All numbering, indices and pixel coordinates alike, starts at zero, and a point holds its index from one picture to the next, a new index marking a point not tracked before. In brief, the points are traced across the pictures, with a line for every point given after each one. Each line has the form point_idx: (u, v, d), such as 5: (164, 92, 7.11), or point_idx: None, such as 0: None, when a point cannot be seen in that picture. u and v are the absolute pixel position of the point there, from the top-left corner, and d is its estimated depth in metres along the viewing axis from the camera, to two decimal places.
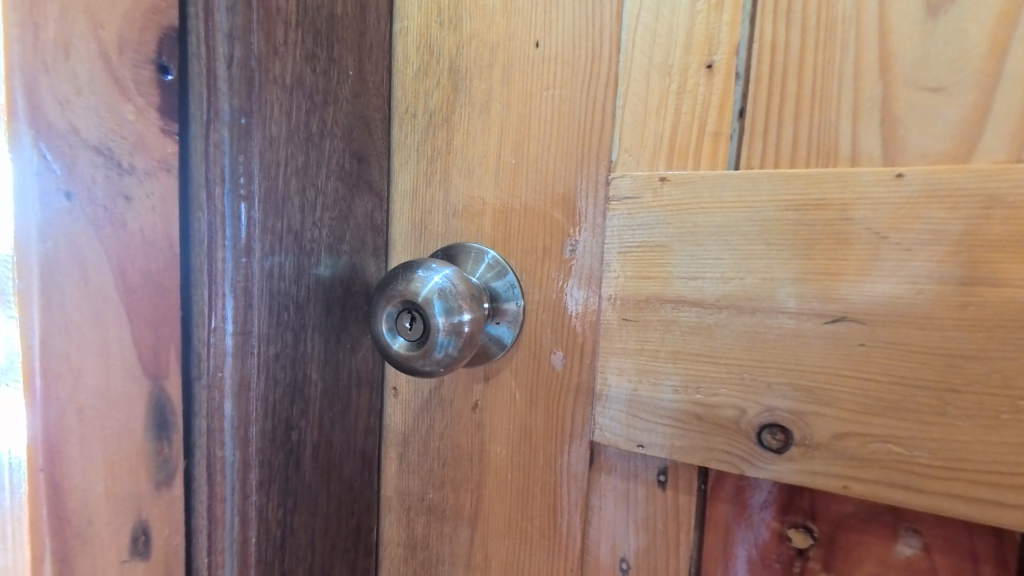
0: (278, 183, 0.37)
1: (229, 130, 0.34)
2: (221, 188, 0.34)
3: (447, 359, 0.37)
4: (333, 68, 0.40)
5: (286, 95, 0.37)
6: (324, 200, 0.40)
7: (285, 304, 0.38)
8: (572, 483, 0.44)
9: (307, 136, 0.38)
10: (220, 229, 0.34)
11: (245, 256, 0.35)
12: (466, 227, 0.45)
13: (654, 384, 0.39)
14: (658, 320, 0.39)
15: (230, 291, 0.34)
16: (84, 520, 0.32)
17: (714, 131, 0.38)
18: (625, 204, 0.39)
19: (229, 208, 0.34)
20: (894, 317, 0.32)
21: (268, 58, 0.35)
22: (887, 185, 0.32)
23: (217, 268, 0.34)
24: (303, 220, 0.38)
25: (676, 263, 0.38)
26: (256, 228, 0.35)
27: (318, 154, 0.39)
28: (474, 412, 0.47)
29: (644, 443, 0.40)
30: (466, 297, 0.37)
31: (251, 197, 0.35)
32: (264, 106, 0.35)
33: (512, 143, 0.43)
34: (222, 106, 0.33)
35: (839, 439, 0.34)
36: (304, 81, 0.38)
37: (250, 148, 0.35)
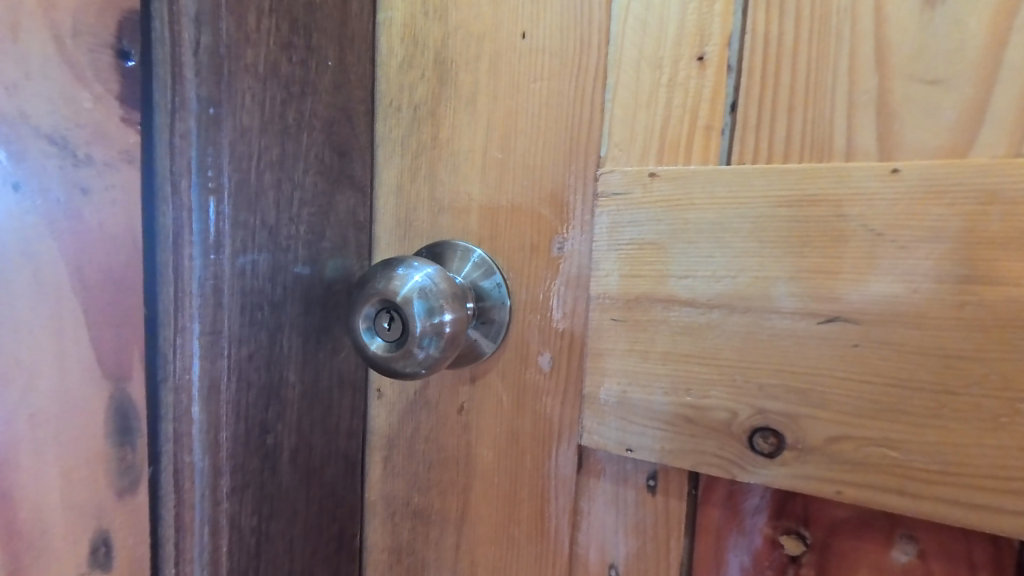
0: (250, 177, 0.35)
1: (197, 120, 0.32)
2: (189, 181, 0.32)
3: (429, 358, 0.36)
4: (311, 58, 0.38)
5: (260, 85, 0.35)
6: (302, 195, 0.39)
7: (259, 303, 0.36)
8: (561, 487, 0.43)
9: (283, 128, 0.37)
10: (187, 224, 0.33)
11: (214, 252, 0.33)
12: (452, 224, 0.44)
13: (644, 387, 0.38)
14: (649, 320, 0.38)
15: (199, 290, 0.33)
16: (37, 529, 0.31)
17: (705, 125, 0.37)
18: (613, 200, 0.38)
19: (196, 202, 0.33)
20: (890, 317, 0.31)
21: (239, 45, 0.34)
22: (883, 180, 0.31)
23: (184, 265, 0.33)
24: (278, 216, 0.37)
25: (668, 262, 0.37)
26: (226, 223, 0.34)
27: (296, 146, 0.38)
28: (460, 414, 0.45)
29: (633, 446, 0.39)
30: (448, 295, 0.36)
31: (221, 191, 0.33)
32: (235, 95, 0.34)
33: (499, 137, 0.42)
34: (189, 95, 0.32)
35: (833, 443, 0.33)
36: (279, 70, 0.36)
37: (219, 138, 0.33)
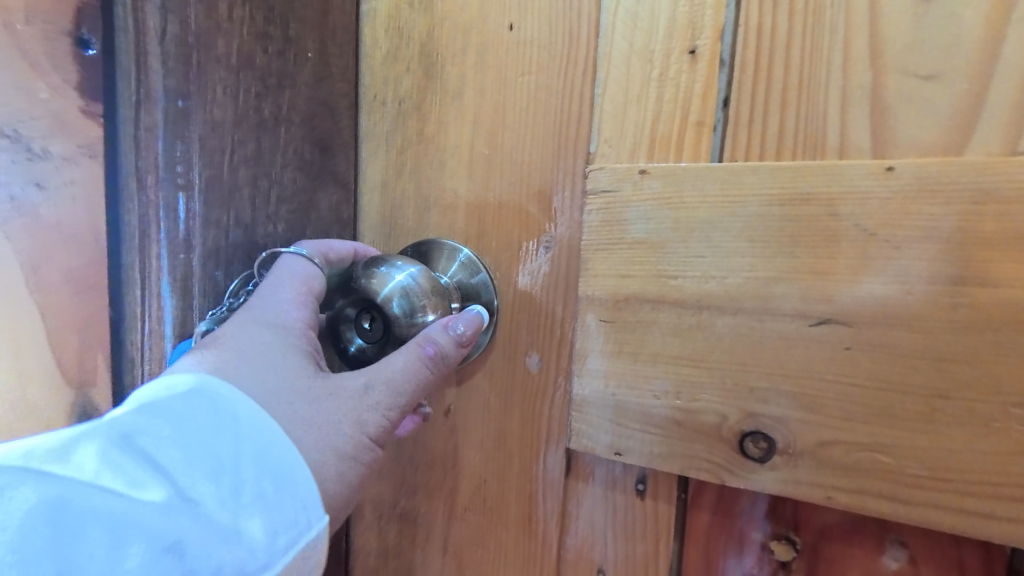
0: (223, 173, 0.34)
1: (164, 114, 0.31)
2: (155, 177, 0.32)
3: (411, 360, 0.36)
4: (290, 48, 0.37)
5: (233, 77, 0.34)
6: (280, 192, 0.37)
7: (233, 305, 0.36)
8: (548, 490, 0.42)
9: (259, 121, 0.36)
10: (153, 222, 0.32)
11: (184, 252, 0.33)
12: (439, 222, 0.43)
13: (635, 389, 0.37)
14: (638, 321, 0.37)
15: (167, 290, 0.33)
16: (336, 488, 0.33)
17: (697, 121, 0.36)
18: (603, 198, 0.37)
19: (165, 199, 0.32)
20: (882, 319, 0.31)
21: (210, 35, 0.33)
22: (875, 179, 0.31)
23: (152, 265, 0.33)
24: (254, 214, 0.36)
25: (658, 262, 0.36)
26: (197, 221, 0.33)
27: (272, 141, 0.37)
28: (444, 416, 0.45)
29: (622, 450, 0.38)
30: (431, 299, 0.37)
31: (191, 187, 0.33)
32: (205, 87, 0.33)
33: (486, 133, 0.41)
34: (157, 86, 0.31)
35: (823, 447, 0.33)
36: (254, 61, 0.35)
37: (188, 132, 0.32)
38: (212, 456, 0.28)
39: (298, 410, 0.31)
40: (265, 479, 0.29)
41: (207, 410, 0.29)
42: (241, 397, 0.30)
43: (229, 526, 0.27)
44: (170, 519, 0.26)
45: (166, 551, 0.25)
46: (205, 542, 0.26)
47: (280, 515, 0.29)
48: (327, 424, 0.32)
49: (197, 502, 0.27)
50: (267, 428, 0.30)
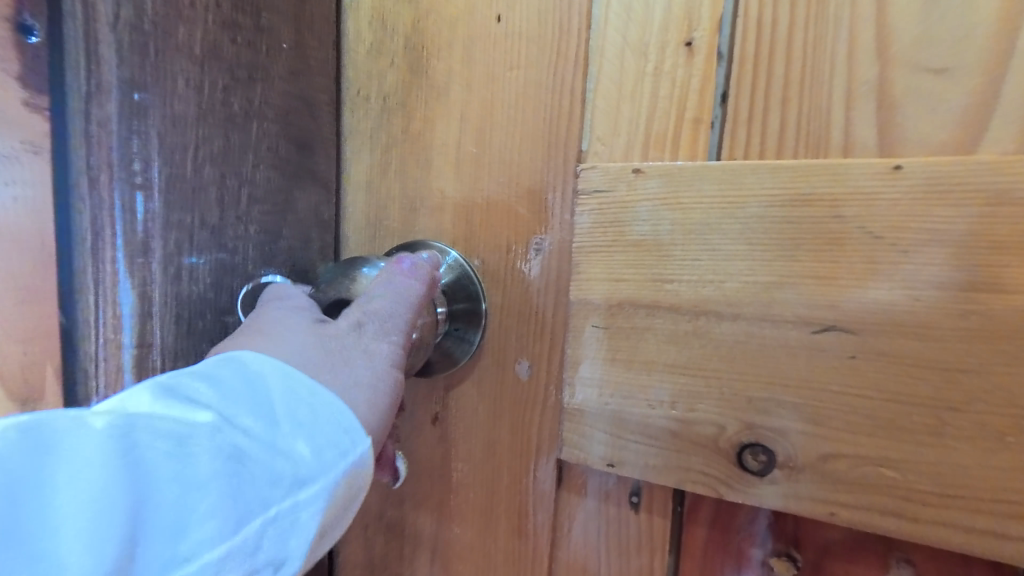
0: (186, 171, 0.33)
1: (120, 106, 0.30)
2: (109, 175, 0.30)
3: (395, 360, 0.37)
4: (261, 39, 0.36)
5: (197, 68, 0.32)
6: (251, 191, 0.36)
7: (199, 312, 0.34)
8: (539, 503, 0.40)
9: (228, 116, 0.34)
10: (109, 224, 0.30)
11: (142, 255, 0.31)
12: (425, 222, 0.41)
13: (629, 399, 0.36)
14: (632, 327, 0.35)
15: (126, 297, 0.31)
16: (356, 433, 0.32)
17: (694, 118, 0.34)
18: (596, 198, 0.35)
19: (122, 199, 0.30)
20: (889, 327, 0.29)
21: (170, 21, 0.31)
22: (882, 178, 0.29)
23: (107, 270, 0.31)
24: (222, 215, 0.35)
25: (653, 266, 0.34)
26: (156, 221, 0.31)
27: (243, 136, 0.35)
28: (433, 424, 0.43)
29: (615, 462, 0.36)
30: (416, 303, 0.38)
31: (150, 186, 0.31)
32: (165, 79, 0.31)
33: (474, 130, 0.39)
34: (110, 76, 0.29)
35: (826, 461, 0.31)
36: (223, 52, 0.34)
37: (146, 128, 0.31)
38: (241, 420, 0.28)
39: (321, 379, 0.30)
40: (301, 414, 0.29)
41: (235, 368, 0.29)
42: (269, 359, 0.30)
43: (274, 482, 0.27)
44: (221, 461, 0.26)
45: (223, 484, 0.26)
46: (260, 474, 0.27)
47: (324, 467, 0.29)
48: (347, 379, 0.31)
49: (236, 464, 0.27)
50: (296, 376, 0.30)
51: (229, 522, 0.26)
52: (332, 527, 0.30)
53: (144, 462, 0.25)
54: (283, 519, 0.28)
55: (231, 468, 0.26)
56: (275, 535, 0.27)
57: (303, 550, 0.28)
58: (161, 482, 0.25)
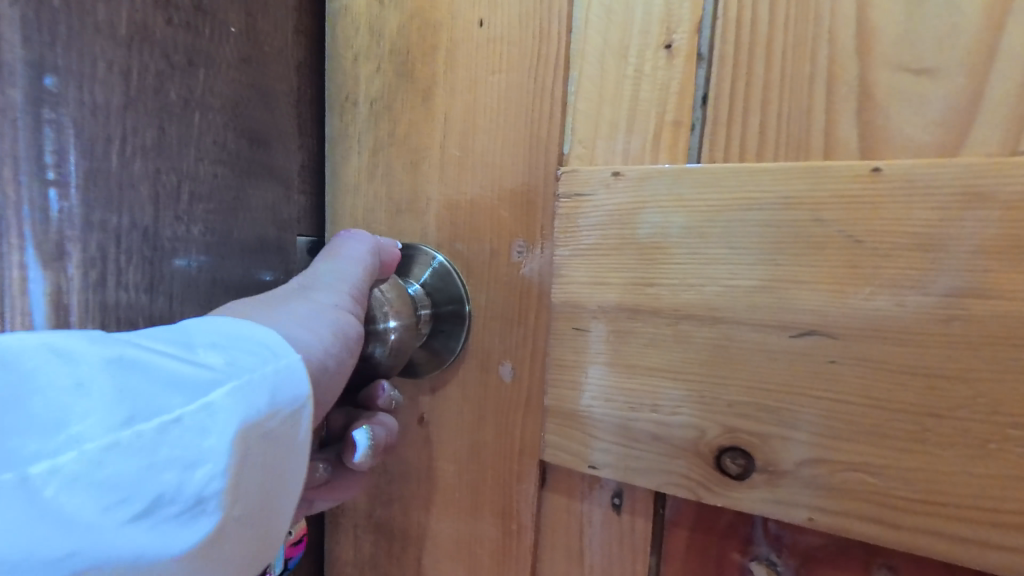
0: (111, 166, 0.33)
1: (29, 95, 0.29)
2: (18, 171, 0.30)
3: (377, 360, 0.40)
4: (203, 23, 0.37)
5: (124, 55, 0.33)
6: (193, 186, 0.37)
7: (134, 316, 0.35)
8: (523, 504, 0.40)
9: (163, 108, 0.35)
10: (19, 222, 0.30)
11: (57, 257, 0.31)
12: (411, 226, 0.42)
13: (610, 402, 0.36)
14: (612, 331, 0.35)
15: (39, 301, 0.31)
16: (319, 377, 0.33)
17: (674, 121, 0.34)
18: (577, 201, 0.36)
19: (36, 196, 0.30)
20: (869, 332, 0.29)
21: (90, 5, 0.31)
22: (861, 181, 0.28)
23: (14, 271, 0.30)
24: (158, 212, 0.35)
25: (634, 269, 0.34)
26: (76, 218, 0.32)
27: (182, 129, 0.36)
28: (419, 423, 0.43)
29: (596, 464, 0.36)
30: (396, 308, 0.41)
31: (65, 182, 0.31)
32: (86, 65, 0.31)
33: (458, 134, 0.39)
34: (14, 60, 0.29)
35: (805, 466, 0.31)
36: (155, 38, 0.34)
37: (60, 118, 0.30)
38: (135, 345, 0.25)
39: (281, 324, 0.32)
40: (241, 363, 0.27)
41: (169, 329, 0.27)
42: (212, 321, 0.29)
43: (176, 404, 0.24)
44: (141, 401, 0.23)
45: (135, 429, 0.23)
46: (184, 424, 0.24)
47: (253, 395, 0.26)
48: (309, 323, 0.33)
49: (127, 387, 0.23)
50: (239, 330, 0.28)
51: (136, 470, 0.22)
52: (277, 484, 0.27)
53: (10, 388, 0.21)
54: (192, 448, 0.24)
55: (149, 413, 0.23)
56: (188, 471, 0.23)
57: (227, 484, 0.24)
58: (32, 410, 0.21)
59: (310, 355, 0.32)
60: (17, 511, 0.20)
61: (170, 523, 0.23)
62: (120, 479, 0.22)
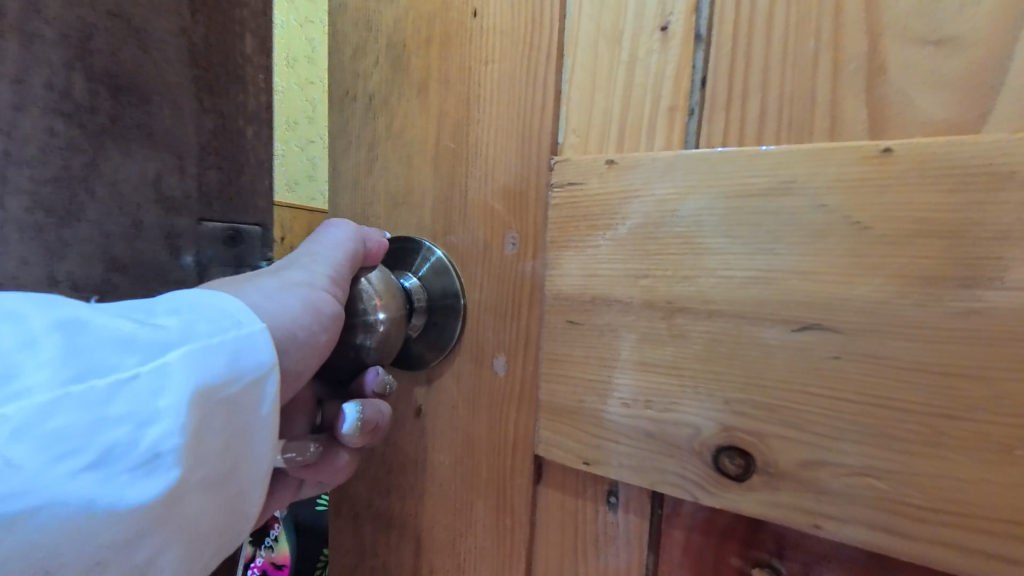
0: None
1: None
2: None
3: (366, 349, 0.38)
4: None
5: None
6: (48, 151, 0.36)
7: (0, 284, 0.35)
8: (517, 499, 0.40)
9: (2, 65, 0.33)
10: None
11: None
12: (407, 219, 0.42)
13: (602, 397, 0.35)
14: (605, 324, 0.34)
15: None
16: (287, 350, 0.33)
17: (669, 106, 0.32)
18: (569, 191, 0.35)
19: None
20: (877, 326, 0.27)
21: None
22: (868, 164, 0.26)
23: None
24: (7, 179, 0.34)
25: (627, 260, 0.33)
26: None
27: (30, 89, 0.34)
28: (416, 415, 0.44)
29: (590, 460, 0.35)
30: (381, 295, 0.39)
31: None
32: None
33: (451, 126, 0.39)
34: None
35: (806, 468, 0.29)
36: None
37: None
38: (88, 310, 0.26)
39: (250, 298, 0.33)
40: (199, 327, 0.28)
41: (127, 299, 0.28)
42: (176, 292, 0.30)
43: (130, 364, 0.25)
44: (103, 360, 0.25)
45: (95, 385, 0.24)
46: (141, 382, 0.25)
47: (211, 356, 0.27)
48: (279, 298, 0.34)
49: (78, 348, 0.24)
50: (200, 298, 0.29)
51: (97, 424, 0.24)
52: (242, 444, 0.28)
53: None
54: (146, 407, 0.25)
55: (108, 370, 0.25)
56: (143, 427, 0.24)
57: (184, 441, 0.25)
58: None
59: (275, 322, 0.32)
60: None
61: (125, 476, 0.24)
62: (72, 433, 0.23)
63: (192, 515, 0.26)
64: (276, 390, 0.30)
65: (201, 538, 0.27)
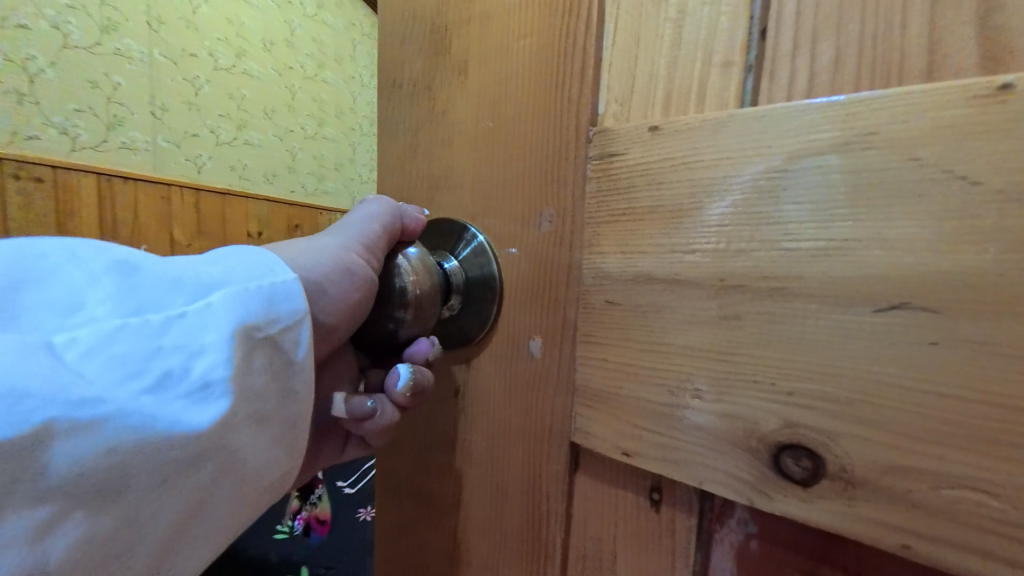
0: None
1: None
2: None
3: (397, 321, 0.38)
4: None
5: None
6: None
7: None
8: (552, 486, 0.39)
9: None
10: None
11: None
12: (448, 200, 0.42)
13: (643, 383, 0.32)
14: (647, 305, 0.32)
15: None
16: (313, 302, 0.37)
17: (723, 61, 0.29)
18: (611, 164, 0.33)
19: None
20: (993, 304, 0.21)
21: None
22: (980, 103, 0.21)
23: None
24: None
25: (672, 235, 0.30)
26: None
27: None
28: (454, 395, 0.44)
29: (629, 451, 0.33)
30: (416, 270, 0.39)
31: None
32: None
33: (489, 104, 0.39)
34: None
35: (889, 475, 0.24)
36: None
37: None
38: (145, 259, 0.30)
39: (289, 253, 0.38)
40: (237, 273, 0.31)
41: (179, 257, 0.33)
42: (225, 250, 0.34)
43: (179, 303, 0.29)
44: (156, 296, 0.29)
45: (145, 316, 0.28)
46: (187, 319, 0.28)
47: (247, 296, 0.30)
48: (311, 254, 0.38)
49: (135, 287, 0.29)
50: (239, 252, 0.33)
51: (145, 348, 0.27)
52: (277, 387, 0.31)
53: (43, 279, 0.27)
54: (194, 339, 0.28)
55: (159, 305, 0.28)
56: (193, 357, 0.27)
57: (229, 372, 0.28)
58: (54, 297, 0.27)
59: (309, 274, 0.37)
60: (41, 367, 0.24)
61: (180, 401, 0.26)
62: (129, 355, 0.26)
63: (239, 448, 0.28)
64: (310, 334, 0.32)
65: (245, 478, 0.29)
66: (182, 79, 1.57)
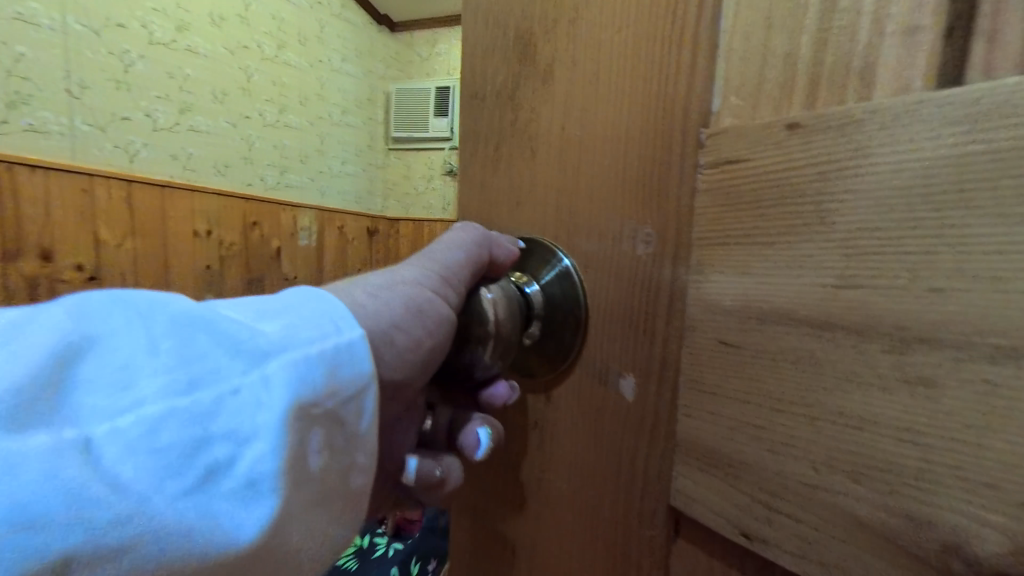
0: None
1: None
2: None
3: (476, 360, 0.37)
4: None
5: None
6: None
7: None
8: (645, 552, 0.33)
9: None
10: None
11: None
12: (529, 217, 0.39)
13: (769, 451, 0.25)
14: (777, 352, 0.25)
15: None
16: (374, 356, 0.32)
17: (904, 27, 0.21)
18: (728, 173, 0.27)
19: None
20: None
21: None
22: None
23: None
24: None
25: (814, 265, 0.23)
26: None
27: None
28: (528, 425, 0.41)
29: (749, 534, 0.26)
30: (501, 308, 0.37)
31: None
32: None
33: (578, 110, 0.35)
34: None
35: None
36: None
37: None
38: (210, 313, 0.26)
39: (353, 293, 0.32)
40: (300, 342, 0.26)
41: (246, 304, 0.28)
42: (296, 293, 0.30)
43: (236, 378, 0.24)
44: (215, 370, 0.24)
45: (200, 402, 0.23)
46: (242, 404, 0.24)
47: (312, 373, 0.26)
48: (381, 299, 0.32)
49: (196, 353, 0.24)
50: (308, 305, 0.28)
51: (193, 442, 0.23)
52: (339, 465, 0.27)
53: (95, 343, 0.23)
54: (249, 424, 0.24)
55: (217, 383, 0.24)
56: (242, 450, 0.23)
57: (277, 467, 0.23)
58: (108, 368, 0.23)
59: (376, 321, 0.31)
60: (74, 473, 0.20)
61: (226, 504, 0.23)
62: (174, 452, 0.22)
63: (295, 550, 0.25)
64: (375, 402, 0.28)
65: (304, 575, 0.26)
66: (107, 52, 1.47)
